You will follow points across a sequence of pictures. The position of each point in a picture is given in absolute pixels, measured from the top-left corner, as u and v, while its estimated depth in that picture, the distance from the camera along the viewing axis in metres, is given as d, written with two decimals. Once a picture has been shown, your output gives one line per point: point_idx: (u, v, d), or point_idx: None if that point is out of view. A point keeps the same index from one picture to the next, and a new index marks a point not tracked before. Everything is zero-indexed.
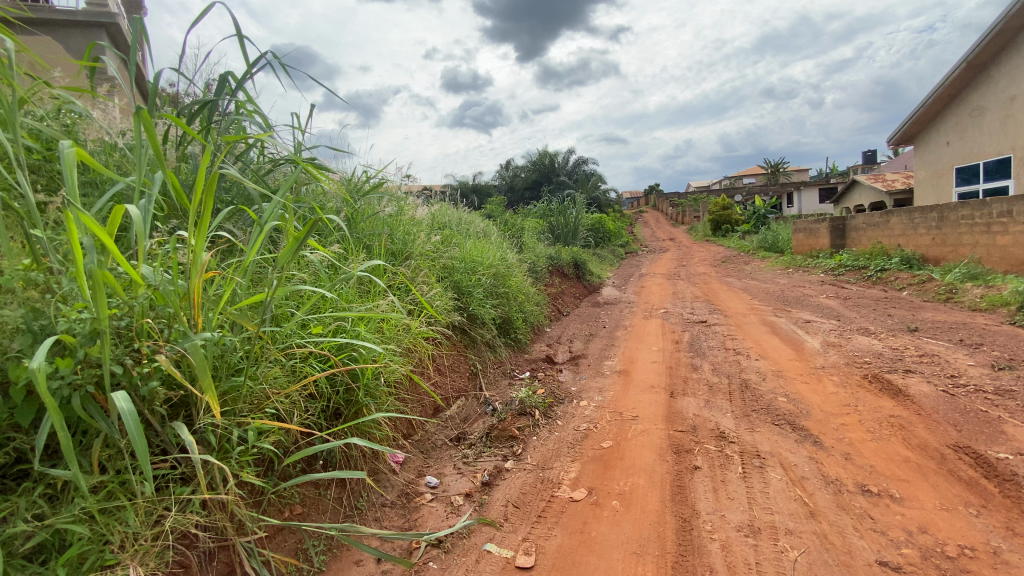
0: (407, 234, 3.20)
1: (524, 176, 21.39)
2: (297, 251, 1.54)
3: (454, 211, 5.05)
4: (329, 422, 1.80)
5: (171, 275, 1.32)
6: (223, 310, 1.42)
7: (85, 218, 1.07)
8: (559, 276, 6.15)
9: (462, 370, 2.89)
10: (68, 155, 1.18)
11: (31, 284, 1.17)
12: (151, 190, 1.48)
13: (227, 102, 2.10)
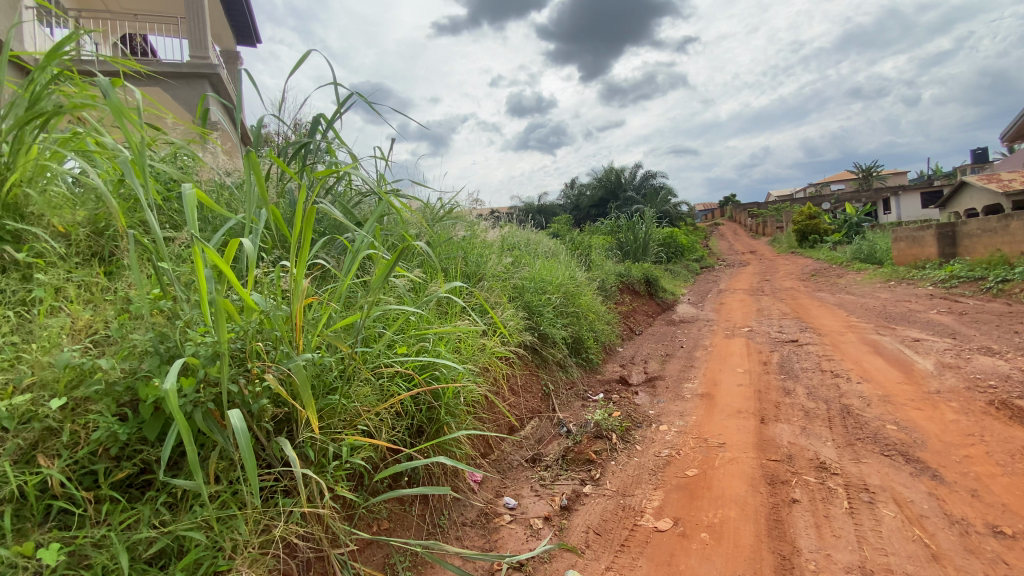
0: (480, 256, 3.29)
1: (590, 193, 21.27)
2: (386, 276, 1.65)
3: (521, 232, 5.11)
4: (413, 439, 1.86)
5: (276, 301, 1.45)
6: (321, 332, 1.53)
7: (208, 252, 1.20)
8: (631, 294, 5.99)
9: (535, 390, 2.88)
10: (191, 196, 1.32)
11: (160, 312, 1.32)
12: (257, 224, 1.63)
13: (320, 141, 2.30)
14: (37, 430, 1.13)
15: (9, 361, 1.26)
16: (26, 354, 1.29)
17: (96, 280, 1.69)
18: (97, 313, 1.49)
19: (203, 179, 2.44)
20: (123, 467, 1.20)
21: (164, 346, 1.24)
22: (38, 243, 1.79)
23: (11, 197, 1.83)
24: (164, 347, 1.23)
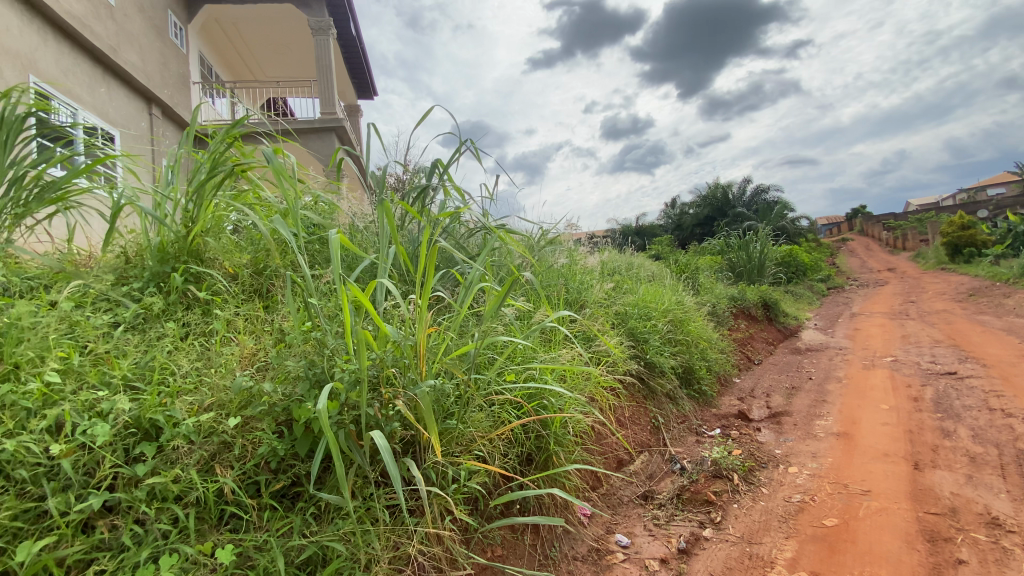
0: (582, 283, 3.29)
1: (694, 213, 20.35)
2: (497, 306, 1.74)
3: (622, 256, 5.02)
4: (523, 467, 1.88)
5: (403, 331, 1.59)
6: (441, 359, 1.64)
7: (350, 288, 1.37)
8: (745, 320, 5.57)
9: (644, 423, 2.77)
10: (335, 239, 1.52)
11: (311, 341, 1.52)
12: (385, 262, 1.82)
13: (434, 182, 2.50)
14: (216, 443, 1.34)
15: (195, 383, 1.52)
16: (207, 377, 1.54)
17: (256, 313, 1.97)
18: (257, 342, 1.74)
19: (338, 223, 2.76)
20: (280, 479, 1.37)
21: (314, 372, 1.42)
22: (213, 284, 2.14)
23: (195, 246, 2.21)
24: (314, 372, 1.41)
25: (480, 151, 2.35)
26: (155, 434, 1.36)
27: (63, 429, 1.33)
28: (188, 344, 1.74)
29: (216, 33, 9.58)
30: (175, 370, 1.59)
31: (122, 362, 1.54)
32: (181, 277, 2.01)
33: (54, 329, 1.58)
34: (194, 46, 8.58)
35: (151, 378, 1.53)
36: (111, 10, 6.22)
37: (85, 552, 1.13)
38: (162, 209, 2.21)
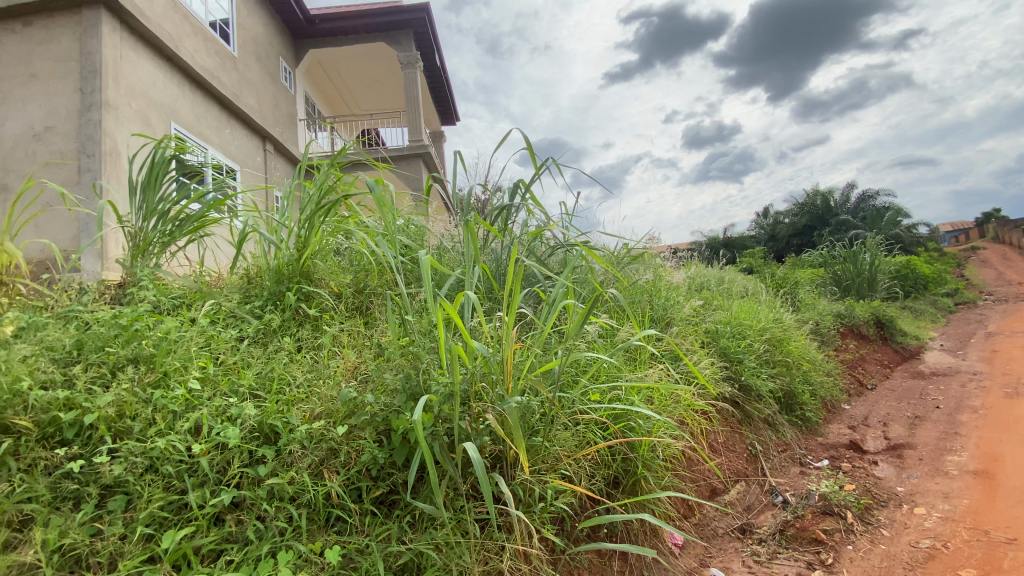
0: (669, 300, 3.17)
1: (791, 222, 18.94)
2: (582, 324, 1.73)
3: (711, 271, 4.79)
4: (610, 490, 1.84)
5: (490, 347, 1.64)
6: (526, 377, 1.66)
7: (443, 306, 1.45)
8: (855, 339, 5.06)
9: (739, 450, 2.60)
10: (426, 260, 1.62)
11: (407, 356, 1.61)
12: (471, 280, 1.89)
13: (517, 202, 2.56)
14: (325, 449, 1.47)
15: (306, 392, 1.67)
16: (316, 387, 1.69)
17: (357, 329, 2.13)
18: (359, 356, 1.88)
19: (428, 244, 2.92)
20: (379, 486, 1.46)
21: (409, 385, 1.50)
22: (321, 301, 2.35)
23: (304, 268, 2.45)
24: (410, 385, 1.50)
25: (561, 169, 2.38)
26: (274, 439, 1.52)
27: (201, 431, 1.52)
28: (301, 357, 1.92)
29: (319, 74, 10.62)
30: (291, 380, 1.76)
31: (247, 373, 1.73)
32: (294, 296, 2.23)
33: (194, 342, 1.81)
34: (300, 87, 9.56)
35: (271, 387, 1.70)
36: (235, 61, 7.12)
37: (217, 543, 1.27)
38: (278, 236, 2.47)
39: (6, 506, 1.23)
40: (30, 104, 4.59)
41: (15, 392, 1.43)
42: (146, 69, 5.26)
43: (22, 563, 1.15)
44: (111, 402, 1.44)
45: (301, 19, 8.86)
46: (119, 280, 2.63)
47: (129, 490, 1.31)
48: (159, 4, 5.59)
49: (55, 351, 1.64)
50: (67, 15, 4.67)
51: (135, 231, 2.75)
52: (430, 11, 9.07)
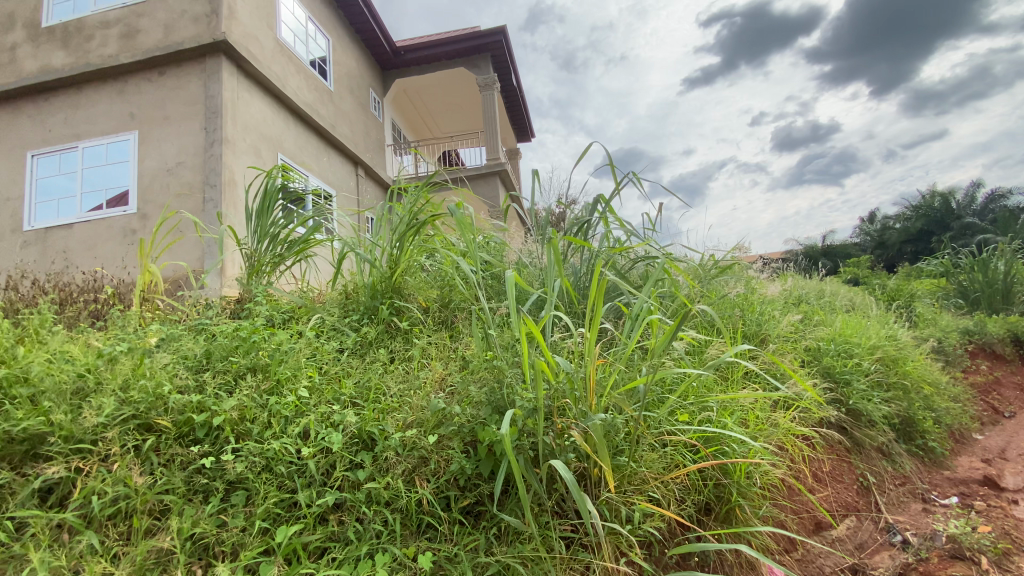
0: (764, 315, 2.97)
1: (902, 227, 17.07)
2: (669, 341, 1.69)
3: (808, 283, 4.44)
4: (701, 516, 1.75)
5: (574, 363, 1.65)
6: (611, 394, 1.64)
7: (528, 322, 1.49)
8: (988, 359, 4.42)
9: (848, 481, 2.36)
10: (509, 277, 1.68)
11: (492, 370, 1.66)
12: (553, 295, 1.91)
13: (598, 217, 2.56)
14: (416, 457, 1.55)
15: (399, 402, 1.78)
16: (408, 398, 1.79)
17: (443, 342, 2.23)
18: (446, 368, 1.96)
19: (509, 260, 2.99)
20: (467, 496, 1.51)
21: (495, 399, 1.54)
22: (410, 316, 2.48)
23: (395, 285, 2.60)
24: (495, 399, 1.54)
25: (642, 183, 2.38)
26: (371, 445, 1.63)
27: (308, 435, 1.66)
28: (394, 368, 2.04)
29: (404, 102, 11.33)
30: (386, 390, 1.87)
31: (348, 383, 1.87)
32: (386, 311, 2.39)
33: (302, 353, 1.99)
34: (388, 114, 10.24)
35: (368, 396, 1.83)
36: (331, 95, 7.79)
37: (322, 541, 1.38)
38: (372, 255, 2.65)
39: (151, 495, 1.42)
40: (166, 144, 5.32)
41: (159, 395, 1.64)
42: (258, 107, 5.90)
43: (162, 547, 1.31)
44: (234, 406, 1.61)
45: (388, 51, 9.53)
46: (237, 296, 2.95)
47: (249, 487, 1.46)
48: (269, 49, 6.28)
49: (188, 358, 1.87)
50: (196, 65, 5.39)
51: (252, 253, 3.08)
52: (507, 33, 9.37)
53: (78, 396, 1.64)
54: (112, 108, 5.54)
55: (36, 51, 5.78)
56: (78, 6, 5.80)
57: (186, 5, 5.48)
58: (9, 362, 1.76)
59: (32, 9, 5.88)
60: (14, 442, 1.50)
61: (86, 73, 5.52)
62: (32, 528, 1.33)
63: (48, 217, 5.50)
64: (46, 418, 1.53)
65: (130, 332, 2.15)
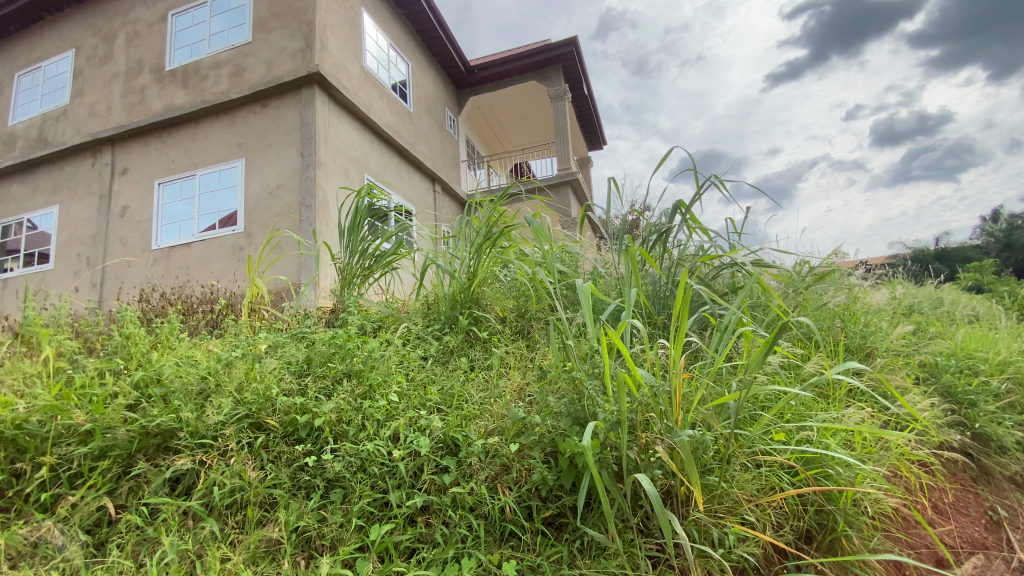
0: (869, 326, 2.71)
1: None
2: (764, 356, 1.58)
3: (919, 290, 4.00)
4: (800, 544, 1.63)
5: (658, 376, 1.60)
6: (698, 410, 1.57)
7: (610, 334, 1.47)
8: None
9: (975, 514, 2.07)
10: (585, 288, 1.68)
11: (572, 381, 1.65)
12: (632, 305, 1.87)
13: (678, 225, 2.48)
14: (498, 465, 1.58)
15: (480, 409, 1.82)
16: (489, 406, 1.82)
17: (522, 351, 2.26)
18: (525, 377, 1.98)
19: (585, 270, 2.97)
20: (549, 507, 1.52)
21: (575, 410, 1.53)
22: (490, 326, 2.55)
23: (474, 296, 2.69)
24: (576, 411, 1.53)
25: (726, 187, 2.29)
26: (456, 450, 1.68)
27: (398, 439, 1.75)
28: (475, 376, 2.10)
29: (478, 118, 11.68)
30: (468, 398, 1.92)
31: (433, 389, 1.95)
32: (466, 321, 2.47)
33: (391, 361, 2.10)
34: (463, 131, 10.60)
35: (452, 402, 1.89)
36: (411, 116, 8.22)
37: (412, 541, 1.44)
38: (452, 267, 2.75)
39: (261, 488, 1.56)
40: (267, 169, 5.87)
41: (268, 397, 1.81)
42: (346, 131, 6.36)
43: (270, 538, 1.43)
44: (333, 409, 1.74)
45: (463, 71, 9.90)
46: (331, 306, 3.18)
47: (346, 485, 1.56)
48: (356, 77, 6.75)
49: (291, 363, 2.05)
50: (293, 96, 5.92)
51: (344, 266, 3.32)
52: (579, 44, 9.38)
53: (201, 394, 1.84)
54: (224, 139, 6.22)
55: (162, 92, 6.62)
56: (196, 50, 6.60)
57: (285, 43, 6.06)
58: (145, 364, 2.01)
59: (160, 56, 6.75)
60: (150, 434, 1.72)
61: (203, 110, 6.25)
62: (164, 513, 1.51)
63: (172, 237, 6.25)
64: (176, 415, 1.74)
65: (242, 338, 2.39)
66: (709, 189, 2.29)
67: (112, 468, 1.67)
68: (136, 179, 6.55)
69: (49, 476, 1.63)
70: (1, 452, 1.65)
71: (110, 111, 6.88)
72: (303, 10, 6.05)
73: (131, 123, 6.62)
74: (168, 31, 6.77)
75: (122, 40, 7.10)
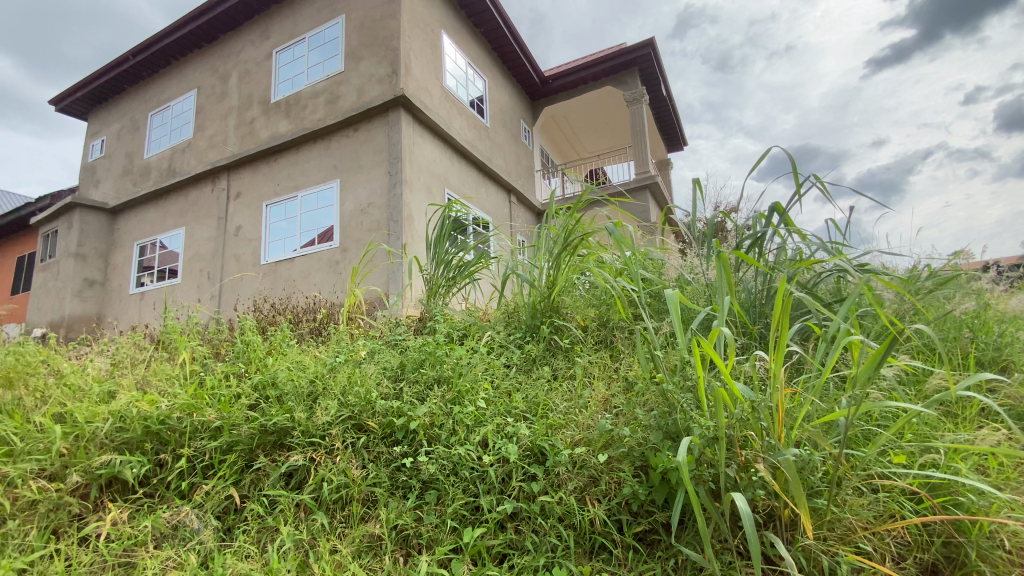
0: (1006, 336, 2.38)
1: None
2: (877, 368, 1.45)
3: None
4: None
5: (755, 388, 1.52)
6: (802, 426, 1.47)
7: (703, 344, 1.43)
8: None
9: None
10: (673, 296, 1.64)
11: (660, 393, 1.60)
12: (723, 312, 1.78)
13: (771, 229, 2.35)
14: (587, 476, 1.58)
15: (565, 418, 1.82)
16: (574, 417, 1.81)
17: (606, 361, 2.23)
18: (610, 389, 1.96)
19: (669, 277, 2.87)
20: (640, 523, 1.49)
21: (667, 423, 1.49)
22: (572, 335, 2.55)
23: (555, 304, 2.70)
24: (668, 424, 1.49)
25: (829, 189, 2.16)
26: (543, 459, 1.69)
27: (487, 445, 1.80)
28: (559, 385, 2.10)
29: (553, 127, 11.76)
30: (553, 407, 1.93)
31: (518, 397, 1.98)
32: (549, 330, 2.49)
33: (477, 368, 2.16)
34: (538, 141, 10.71)
35: (537, 411, 1.92)
36: (488, 130, 8.46)
37: (503, 547, 1.48)
38: (533, 276, 2.79)
39: (364, 486, 1.68)
40: (359, 189, 6.31)
41: (368, 400, 1.94)
42: (429, 149, 6.67)
43: (372, 534, 1.53)
44: (426, 412, 1.82)
45: (537, 82, 10.03)
46: (419, 315, 3.34)
47: (440, 487, 1.64)
48: (438, 96, 7.08)
49: (387, 368, 2.18)
50: (381, 119, 6.33)
51: (431, 277, 3.49)
52: (656, 45, 9.16)
53: (310, 396, 2.02)
54: (321, 162, 6.78)
55: (268, 122, 7.36)
56: (297, 83, 7.27)
57: (373, 70, 6.51)
58: (262, 367, 2.25)
59: (267, 90, 7.52)
60: (268, 432, 1.91)
61: (303, 136, 6.86)
62: (281, 504, 1.67)
63: (278, 253, 6.89)
64: (289, 414, 1.92)
65: (343, 345, 2.58)
66: (809, 191, 2.17)
67: (237, 461, 1.87)
68: (248, 201, 7.32)
69: (186, 466, 1.85)
70: (149, 443, 1.90)
71: (226, 142, 7.76)
72: (389, 38, 6.47)
73: (243, 151, 7.42)
74: (273, 67, 7.53)
75: (235, 79, 7.99)
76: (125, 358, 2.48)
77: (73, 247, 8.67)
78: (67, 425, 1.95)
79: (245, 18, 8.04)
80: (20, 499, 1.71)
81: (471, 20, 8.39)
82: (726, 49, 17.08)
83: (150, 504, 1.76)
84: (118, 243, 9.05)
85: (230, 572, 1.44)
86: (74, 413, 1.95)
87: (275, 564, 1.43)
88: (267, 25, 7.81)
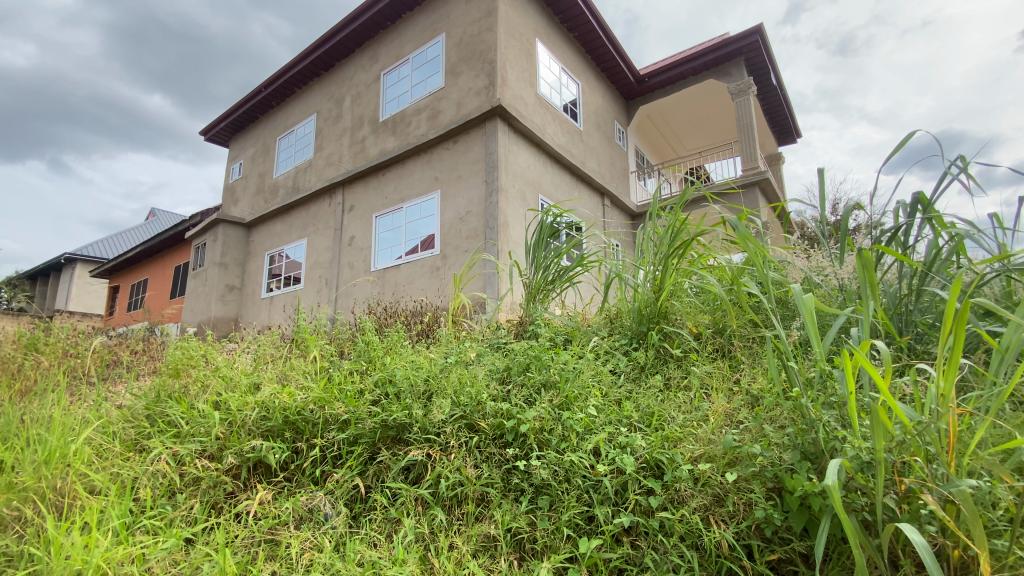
0: None
1: None
2: None
3: None
4: None
5: (914, 409, 1.31)
6: (977, 455, 1.23)
7: (854, 355, 1.25)
8: None
9: None
10: (807, 301, 1.46)
11: (798, 409, 1.44)
12: (867, 321, 1.56)
13: (920, 224, 2.05)
14: (711, 495, 1.48)
15: (683, 432, 1.71)
16: (692, 431, 1.70)
17: (720, 371, 2.10)
18: (731, 402, 1.83)
19: (793, 279, 2.62)
20: (774, 550, 1.38)
21: (805, 443, 1.36)
22: (684, 342, 2.42)
23: (662, 310, 2.57)
24: (806, 445, 1.35)
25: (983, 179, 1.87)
26: (660, 472, 1.62)
27: (598, 452, 1.77)
28: (673, 395, 1.99)
29: (649, 127, 11.37)
30: (669, 419, 1.84)
31: (630, 407, 1.91)
32: (657, 337, 2.40)
33: (584, 374, 2.10)
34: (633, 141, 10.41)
35: (651, 422, 1.83)
36: (582, 134, 8.38)
37: (620, 562, 1.44)
38: (636, 279, 2.69)
39: (478, 485, 1.73)
40: (459, 198, 6.56)
41: (478, 401, 1.99)
42: (523, 156, 6.77)
43: (487, 535, 1.57)
44: (535, 417, 1.83)
45: (633, 81, 9.76)
46: (519, 318, 3.37)
47: (552, 493, 1.64)
48: (533, 104, 7.15)
49: (494, 371, 2.22)
50: (478, 129, 6.54)
51: (529, 281, 3.51)
52: (764, 31, 8.51)
53: (425, 394, 2.12)
54: (424, 173, 7.16)
55: (377, 138, 7.95)
56: (402, 101, 7.77)
57: (472, 83, 6.77)
58: (382, 367, 2.39)
59: (376, 109, 8.13)
60: (388, 427, 2.03)
61: (408, 150, 7.31)
62: (403, 497, 1.77)
63: (385, 260, 7.37)
64: (407, 412, 2.01)
65: (451, 347, 2.67)
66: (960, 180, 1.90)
67: (362, 453, 2.01)
68: (360, 212, 7.93)
69: (320, 455, 2.02)
70: (288, 432, 2.10)
71: (340, 159, 8.50)
72: (487, 51, 6.69)
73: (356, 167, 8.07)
74: (381, 88, 8.12)
75: (349, 101, 8.73)
76: (266, 354, 2.79)
77: (219, 257, 9.99)
78: (222, 412, 2.21)
79: (357, 46, 8.76)
80: (187, 475, 1.98)
81: (565, 25, 8.38)
82: (846, 29, 15.22)
83: (289, 488, 1.94)
84: (252, 253, 10.28)
85: (361, 558, 1.56)
86: (229, 402, 2.22)
87: (400, 556, 1.51)
88: (376, 49, 8.44)
